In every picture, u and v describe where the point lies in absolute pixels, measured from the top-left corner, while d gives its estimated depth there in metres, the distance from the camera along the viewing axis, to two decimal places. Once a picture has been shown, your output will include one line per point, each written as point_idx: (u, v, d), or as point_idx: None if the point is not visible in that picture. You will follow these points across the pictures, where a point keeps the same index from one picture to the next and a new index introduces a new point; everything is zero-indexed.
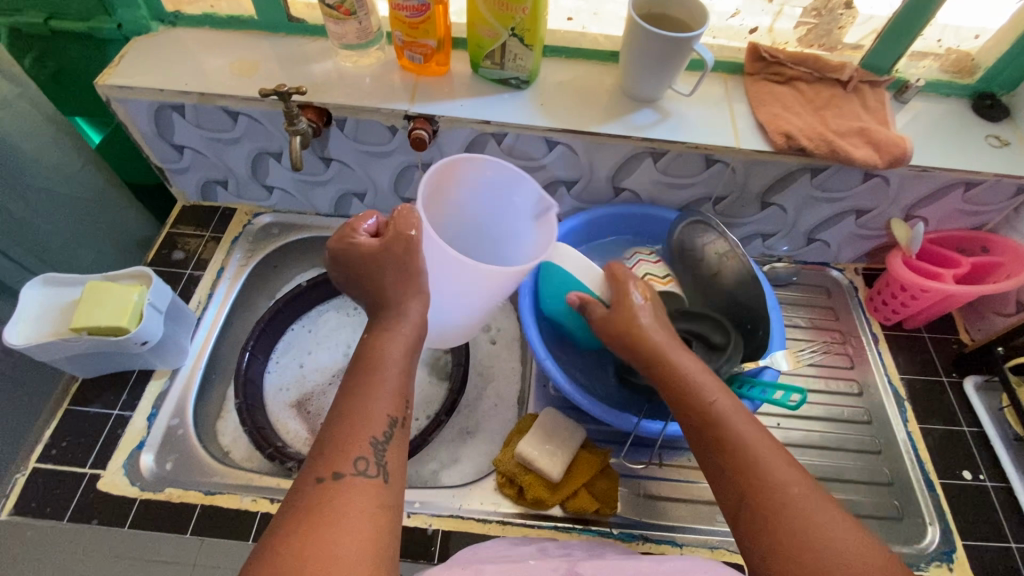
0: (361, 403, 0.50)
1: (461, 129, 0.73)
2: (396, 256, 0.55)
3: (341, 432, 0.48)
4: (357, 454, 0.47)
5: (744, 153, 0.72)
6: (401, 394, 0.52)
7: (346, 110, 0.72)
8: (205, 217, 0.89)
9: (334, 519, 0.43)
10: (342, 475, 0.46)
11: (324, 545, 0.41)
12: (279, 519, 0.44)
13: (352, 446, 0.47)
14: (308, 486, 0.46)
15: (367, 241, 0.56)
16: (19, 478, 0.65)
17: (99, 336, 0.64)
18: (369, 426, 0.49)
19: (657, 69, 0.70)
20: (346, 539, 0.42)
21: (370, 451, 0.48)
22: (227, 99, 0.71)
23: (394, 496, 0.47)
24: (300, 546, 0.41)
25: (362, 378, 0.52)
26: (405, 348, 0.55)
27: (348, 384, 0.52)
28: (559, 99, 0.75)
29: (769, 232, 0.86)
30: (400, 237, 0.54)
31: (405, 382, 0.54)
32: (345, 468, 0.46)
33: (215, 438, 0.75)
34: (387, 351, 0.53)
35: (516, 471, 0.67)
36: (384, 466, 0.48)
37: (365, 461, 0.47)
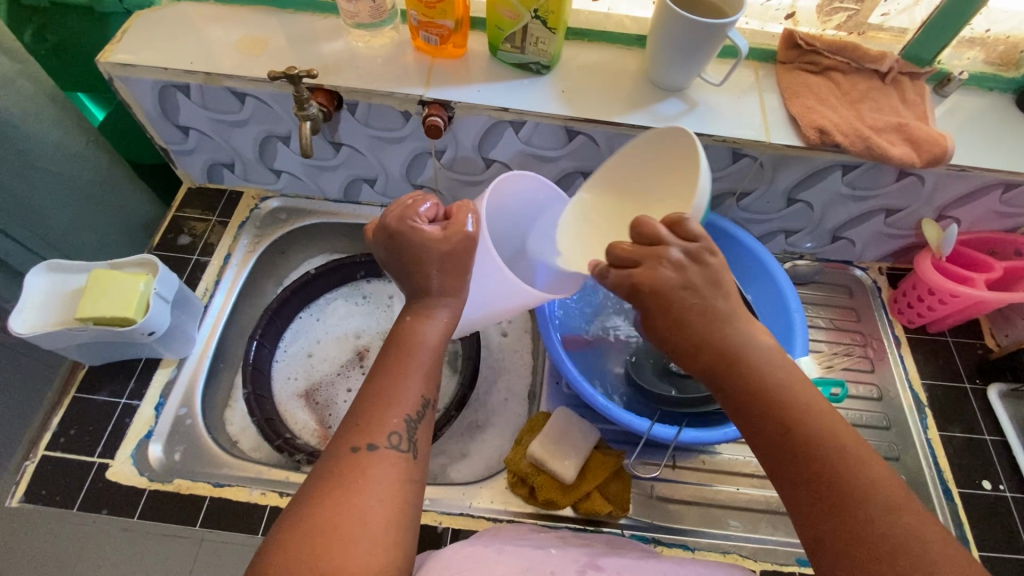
0: (394, 380, 0.48)
1: (477, 116, 0.70)
2: (456, 252, 0.52)
3: (375, 405, 0.47)
4: (390, 428, 0.46)
5: (774, 148, 0.69)
6: (434, 371, 0.50)
7: (358, 93, 0.68)
8: (212, 200, 0.86)
9: (364, 488, 0.42)
10: (375, 446, 0.45)
11: (353, 514, 0.41)
12: (311, 481, 0.44)
13: (385, 419, 0.46)
14: (342, 451, 0.44)
15: (428, 229, 0.53)
16: (28, 466, 0.65)
17: (105, 326, 0.62)
18: (402, 403, 0.47)
19: (686, 57, 0.66)
20: (375, 509, 0.42)
21: (402, 426, 0.46)
22: (234, 79, 0.68)
23: (420, 473, 0.46)
24: (327, 515, 0.41)
25: (394, 357, 0.49)
26: (441, 339, 0.51)
27: (382, 360, 0.50)
28: (581, 85, 0.71)
29: (793, 229, 0.83)
30: (461, 229, 0.52)
31: (438, 362, 0.51)
32: (379, 439, 0.45)
33: (223, 427, 0.75)
34: (419, 335, 0.50)
35: (528, 471, 0.66)
36: (415, 441, 0.46)
37: (397, 436, 0.46)
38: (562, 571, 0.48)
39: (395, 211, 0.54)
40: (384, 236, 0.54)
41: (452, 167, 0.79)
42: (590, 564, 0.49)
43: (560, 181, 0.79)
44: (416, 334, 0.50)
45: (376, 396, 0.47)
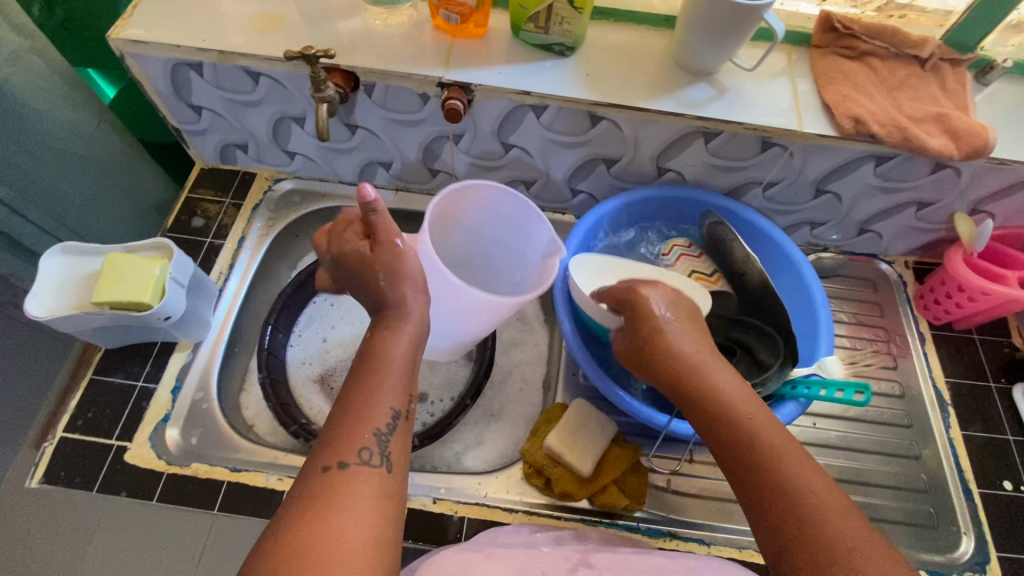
0: (365, 396, 0.48)
1: (498, 99, 0.68)
2: (385, 261, 0.54)
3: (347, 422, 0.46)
4: (360, 444, 0.45)
5: (806, 138, 0.66)
6: (406, 384, 0.50)
7: (375, 74, 0.66)
8: (225, 181, 0.85)
9: (338, 506, 0.42)
10: (346, 464, 0.44)
11: (328, 532, 0.40)
12: (284, 508, 0.43)
13: (355, 436, 0.45)
14: (313, 474, 0.44)
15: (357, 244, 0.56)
16: (46, 447, 0.65)
17: (122, 311, 0.61)
18: (371, 418, 0.47)
19: (718, 40, 0.63)
20: (352, 526, 0.41)
21: (374, 441, 0.46)
22: (249, 58, 0.66)
23: (398, 485, 0.46)
24: (300, 539, 0.40)
25: (363, 375, 0.49)
26: (408, 347, 0.52)
27: (351, 379, 0.50)
28: (606, 68, 0.68)
29: (819, 221, 0.80)
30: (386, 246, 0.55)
31: (410, 376, 0.51)
32: (351, 456, 0.45)
33: (239, 410, 0.75)
34: (387, 349, 0.51)
35: (544, 463, 0.65)
36: (388, 455, 0.46)
37: (368, 451, 0.45)
38: (553, 571, 0.48)
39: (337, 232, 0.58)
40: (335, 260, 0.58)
41: (470, 152, 0.77)
42: (581, 561, 0.49)
43: (580, 167, 0.77)
44: (385, 347, 0.51)
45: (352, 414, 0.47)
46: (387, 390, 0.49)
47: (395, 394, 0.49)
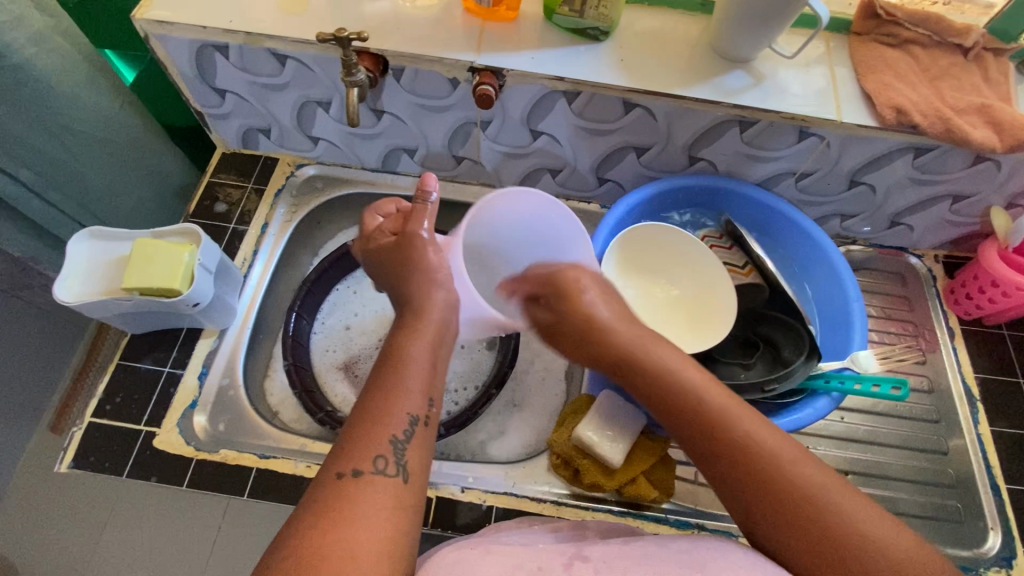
0: (384, 402, 0.48)
1: (530, 85, 0.66)
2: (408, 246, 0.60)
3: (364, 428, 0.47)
4: (376, 452, 0.46)
5: (844, 128, 0.65)
6: (425, 389, 0.51)
7: (405, 58, 0.65)
8: (247, 166, 0.84)
9: (352, 514, 0.42)
10: (360, 472, 0.44)
11: (340, 541, 0.40)
12: (296, 514, 0.43)
13: (373, 444, 0.46)
14: (326, 481, 0.44)
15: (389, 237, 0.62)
16: (75, 432, 0.65)
17: (152, 297, 0.61)
18: (388, 424, 0.47)
19: (759, 26, 0.61)
20: (364, 535, 0.41)
21: (390, 450, 0.46)
22: (276, 40, 0.64)
23: (415, 496, 0.46)
24: (314, 542, 0.40)
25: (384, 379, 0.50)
26: (428, 354, 0.53)
27: (370, 385, 0.51)
28: (641, 53, 0.67)
29: (850, 213, 0.79)
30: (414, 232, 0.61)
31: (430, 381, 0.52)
32: (365, 465, 0.45)
33: (264, 397, 0.75)
34: (408, 352, 0.52)
35: (573, 453, 0.65)
36: (403, 465, 0.46)
37: (383, 459, 0.46)
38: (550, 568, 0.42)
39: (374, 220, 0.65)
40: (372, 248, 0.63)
41: (497, 139, 0.76)
42: (577, 556, 0.44)
43: (609, 156, 0.75)
44: (405, 347, 0.53)
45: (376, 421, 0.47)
46: (409, 396, 0.49)
47: (415, 400, 0.49)
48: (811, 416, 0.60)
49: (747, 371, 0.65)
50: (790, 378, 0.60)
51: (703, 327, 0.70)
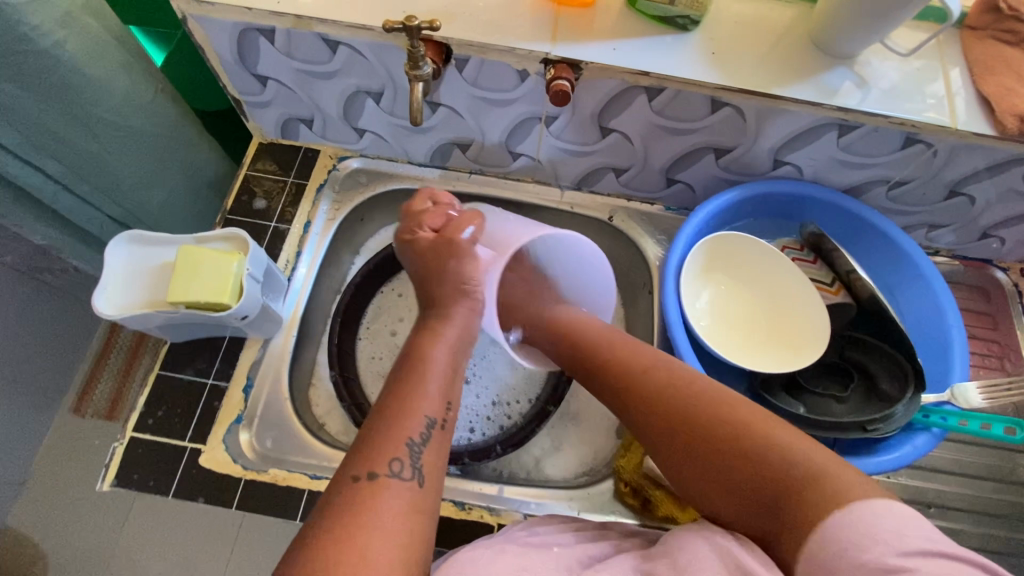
0: (405, 404, 0.49)
1: (609, 79, 0.59)
2: (441, 245, 0.60)
3: (380, 433, 0.47)
4: (391, 455, 0.46)
5: (958, 135, 0.58)
6: (445, 395, 0.52)
7: (472, 47, 0.58)
8: (287, 158, 0.78)
9: (368, 517, 0.42)
10: (376, 475, 0.45)
11: (356, 550, 0.40)
12: (315, 517, 0.43)
13: (388, 447, 0.46)
14: (343, 484, 0.44)
15: (426, 236, 0.61)
16: (117, 447, 0.62)
17: (197, 310, 0.56)
18: (407, 426, 0.48)
19: (874, 21, 0.54)
20: (379, 540, 0.41)
21: (406, 453, 0.46)
22: (329, 24, 0.58)
23: (430, 499, 0.46)
24: (333, 547, 0.40)
25: (404, 379, 0.52)
26: (450, 355, 0.55)
27: (394, 385, 0.51)
28: (734, 45, 0.60)
29: (939, 223, 0.73)
30: (454, 235, 0.60)
31: (449, 386, 0.53)
32: (381, 468, 0.45)
33: (309, 408, 0.71)
34: (427, 351, 0.54)
35: (644, 483, 0.62)
36: (419, 469, 0.46)
37: (399, 462, 0.46)
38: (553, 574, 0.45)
39: (414, 209, 0.64)
40: (402, 248, 0.64)
41: (561, 136, 0.69)
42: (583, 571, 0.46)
43: (684, 157, 0.69)
44: (427, 352, 0.54)
45: (394, 422, 0.48)
46: (428, 398, 0.51)
47: (433, 402, 0.50)
48: (911, 455, 0.56)
49: (839, 404, 0.61)
50: (893, 420, 0.56)
51: (793, 349, 0.66)
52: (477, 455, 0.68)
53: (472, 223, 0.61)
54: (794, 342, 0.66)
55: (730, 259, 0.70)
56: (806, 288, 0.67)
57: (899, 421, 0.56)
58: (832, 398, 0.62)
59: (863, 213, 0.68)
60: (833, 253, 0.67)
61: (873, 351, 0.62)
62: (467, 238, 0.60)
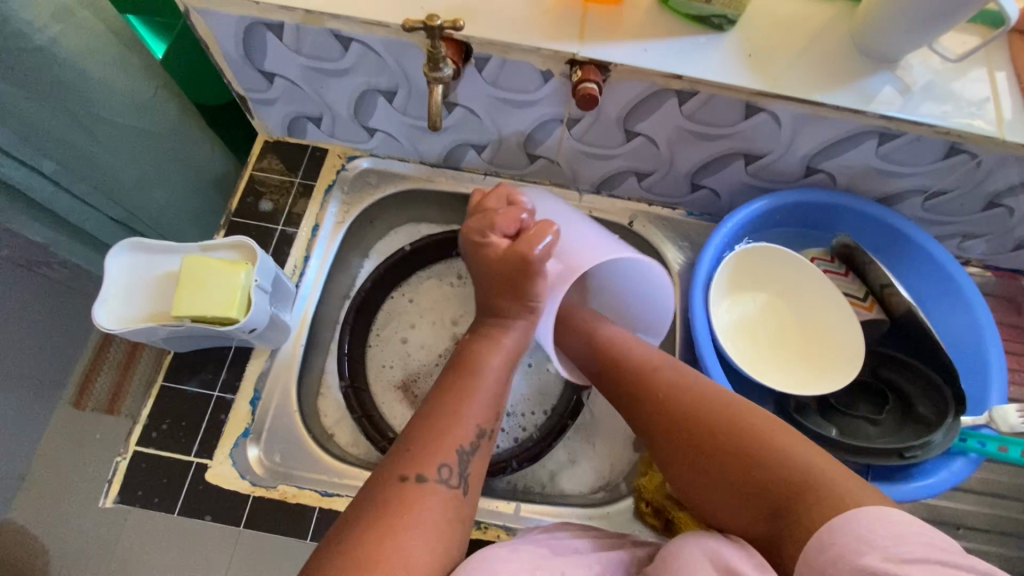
0: (458, 409, 0.49)
1: (639, 81, 0.56)
2: (512, 257, 0.53)
3: (427, 431, 0.47)
4: (441, 461, 0.45)
5: (1005, 146, 0.55)
6: (494, 404, 0.51)
7: (494, 46, 0.55)
8: (294, 157, 0.74)
9: (410, 519, 0.42)
10: (425, 478, 0.44)
11: (399, 551, 0.40)
12: (355, 513, 0.43)
13: (437, 450, 0.46)
14: (388, 481, 0.44)
15: (498, 245, 0.55)
16: (120, 462, 0.60)
17: (204, 324, 0.54)
18: (459, 432, 0.47)
19: (924, 24, 0.51)
20: (419, 542, 0.41)
21: (453, 459, 0.46)
22: (342, 19, 0.54)
23: (469, 508, 0.46)
24: (376, 542, 0.40)
25: (458, 380, 0.51)
26: (504, 365, 0.53)
27: (446, 389, 0.50)
28: (772, 46, 0.56)
29: (973, 233, 0.70)
30: (529, 249, 0.52)
31: (499, 394, 0.52)
32: (429, 471, 0.45)
33: (318, 419, 0.69)
34: (478, 361, 0.52)
35: (666, 504, 0.60)
36: (465, 477, 0.46)
37: (448, 468, 0.45)
38: None
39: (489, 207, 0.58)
40: (469, 250, 0.58)
41: (584, 139, 0.66)
42: None
43: (711, 162, 0.66)
44: (484, 362, 0.52)
45: (441, 421, 0.48)
46: (477, 405, 0.49)
47: (483, 411, 0.49)
48: (948, 480, 0.57)
49: (871, 426, 0.62)
50: (931, 449, 0.57)
51: (827, 367, 0.65)
52: (492, 470, 0.66)
53: (550, 233, 0.53)
54: (831, 359, 0.65)
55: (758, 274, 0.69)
56: (840, 304, 0.66)
57: (938, 448, 0.57)
58: (864, 420, 0.62)
59: (898, 222, 0.65)
60: (867, 266, 0.66)
61: (907, 371, 0.63)
62: (541, 252, 0.52)
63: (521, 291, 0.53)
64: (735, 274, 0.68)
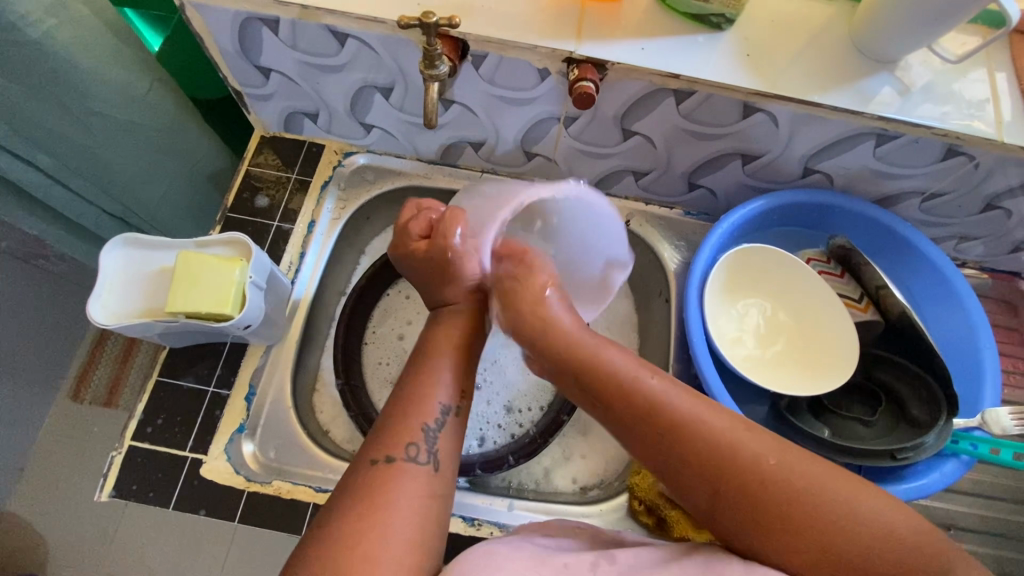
0: (422, 389, 0.48)
1: (636, 80, 0.55)
2: (435, 256, 0.54)
3: (398, 413, 0.47)
4: (408, 439, 0.45)
5: (1003, 149, 0.55)
6: (459, 382, 0.50)
7: (491, 44, 0.54)
8: (291, 153, 0.74)
9: (384, 500, 0.42)
10: (394, 459, 0.44)
11: (371, 530, 0.40)
12: (333, 501, 0.42)
13: (404, 430, 0.46)
14: (362, 467, 0.44)
15: (417, 246, 0.55)
16: (115, 457, 0.60)
17: (198, 320, 0.54)
18: (422, 412, 0.47)
19: (922, 28, 0.51)
20: (391, 520, 0.41)
21: (421, 437, 0.46)
22: (338, 15, 0.54)
23: (442, 485, 0.45)
24: (349, 521, 0.40)
25: (424, 362, 0.51)
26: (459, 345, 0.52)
27: (409, 375, 0.50)
28: (770, 46, 0.56)
29: (971, 236, 0.70)
30: (445, 241, 0.53)
31: (465, 372, 0.51)
32: (398, 451, 0.45)
33: (314, 415, 0.69)
34: (439, 344, 0.52)
35: (660, 502, 0.60)
36: (434, 453, 0.46)
37: (416, 447, 0.45)
38: (577, 566, 0.42)
39: (400, 219, 0.58)
40: (398, 262, 0.58)
41: (580, 137, 0.66)
42: (604, 554, 0.43)
43: (708, 162, 0.66)
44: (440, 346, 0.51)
45: (408, 400, 0.48)
46: (441, 385, 0.49)
47: (449, 389, 0.49)
48: (939, 482, 0.57)
49: (865, 427, 0.62)
50: (922, 451, 0.56)
51: (820, 368, 0.65)
52: (490, 466, 0.65)
53: (459, 222, 0.53)
54: (822, 359, 0.65)
55: (755, 273, 0.69)
56: (834, 304, 0.66)
57: (931, 446, 0.56)
58: (857, 421, 0.62)
59: (895, 223, 0.65)
60: (862, 266, 0.66)
61: (898, 371, 0.63)
62: (456, 246, 0.53)
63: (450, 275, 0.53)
64: (733, 273, 0.68)
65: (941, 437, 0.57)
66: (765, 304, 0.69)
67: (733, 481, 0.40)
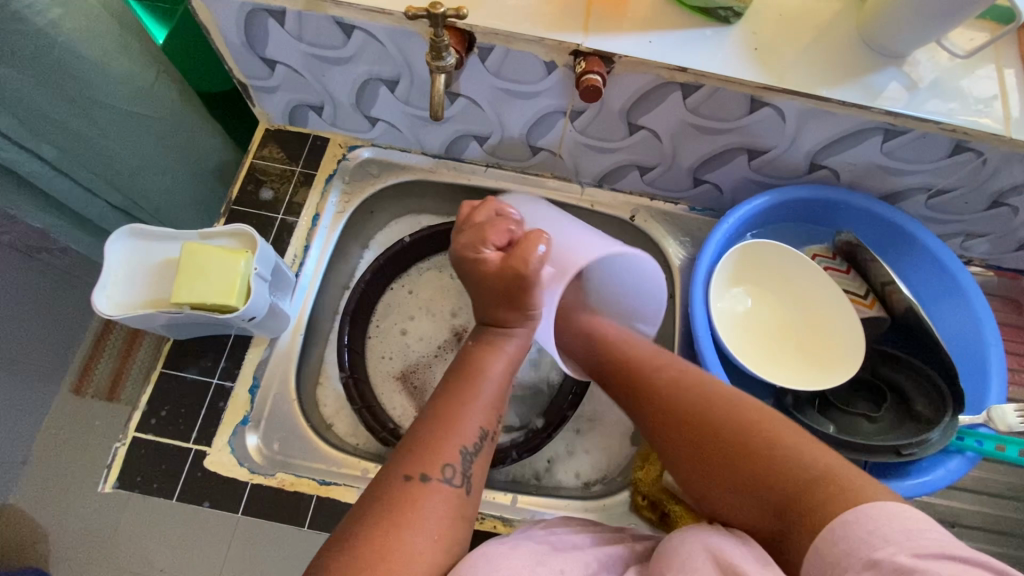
0: (458, 409, 0.49)
1: (643, 74, 0.55)
2: (510, 279, 0.51)
3: (436, 430, 0.47)
4: (445, 460, 0.45)
5: (1011, 145, 0.55)
6: (496, 407, 0.51)
7: (497, 36, 0.54)
8: (295, 146, 0.74)
9: (416, 519, 0.42)
10: (430, 478, 0.44)
11: (403, 551, 0.40)
12: (358, 511, 0.42)
13: (442, 451, 0.46)
14: (393, 482, 0.44)
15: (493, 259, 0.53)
16: (119, 448, 0.60)
17: (204, 311, 0.54)
18: (461, 434, 0.47)
19: (930, 23, 0.50)
20: (422, 541, 0.41)
21: (458, 459, 0.46)
22: (344, 7, 0.54)
23: (470, 508, 0.46)
24: (381, 540, 0.40)
25: (462, 383, 0.51)
26: (506, 373, 0.53)
27: (446, 393, 0.50)
28: (778, 40, 0.55)
29: (977, 233, 0.69)
30: (524, 264, 0.50)
31: (500, 398, 0.52)
32: (433, 471, 0.45)
33: (317, 408, 0.69)
34: (484, 366, 0.52)
35: (663, 496, 0.61)
36: (467, 476, 0.46)
37: (451, 468, 0.45)
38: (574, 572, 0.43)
39: (477, 219, 0.56)
40: (463, 266, 0.56)
41: (585, 132, 0.66)
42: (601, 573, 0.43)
43: (714, 157, 0.65)
44: (486, 366, 0.52)
45: (445, 420, 0.48)
46: (479, 408, 0.49)
47: (485, 413, 0.50)
48: (944, 478, 0.58)
49: (869, 423, 0.62)
50: (927, 446, 0.56)
51: (825, 365, 0.65)
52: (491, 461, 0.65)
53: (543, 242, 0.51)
54: (827, 347, 0.66)
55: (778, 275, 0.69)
56: (839, 300, 0.66)
57: (933, 444, 0.57)
58: (861, 417, 0.63)
59: (901, 219, 0.65)
60: (868, 262, 0.66)
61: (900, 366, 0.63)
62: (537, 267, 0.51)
63: (525, 303, 0.53)
64: (737, 269, 0.68)
65: (942, 435, 0.57)
66: (770, 301, 0.69)
67: (685, 424, 0.48)
